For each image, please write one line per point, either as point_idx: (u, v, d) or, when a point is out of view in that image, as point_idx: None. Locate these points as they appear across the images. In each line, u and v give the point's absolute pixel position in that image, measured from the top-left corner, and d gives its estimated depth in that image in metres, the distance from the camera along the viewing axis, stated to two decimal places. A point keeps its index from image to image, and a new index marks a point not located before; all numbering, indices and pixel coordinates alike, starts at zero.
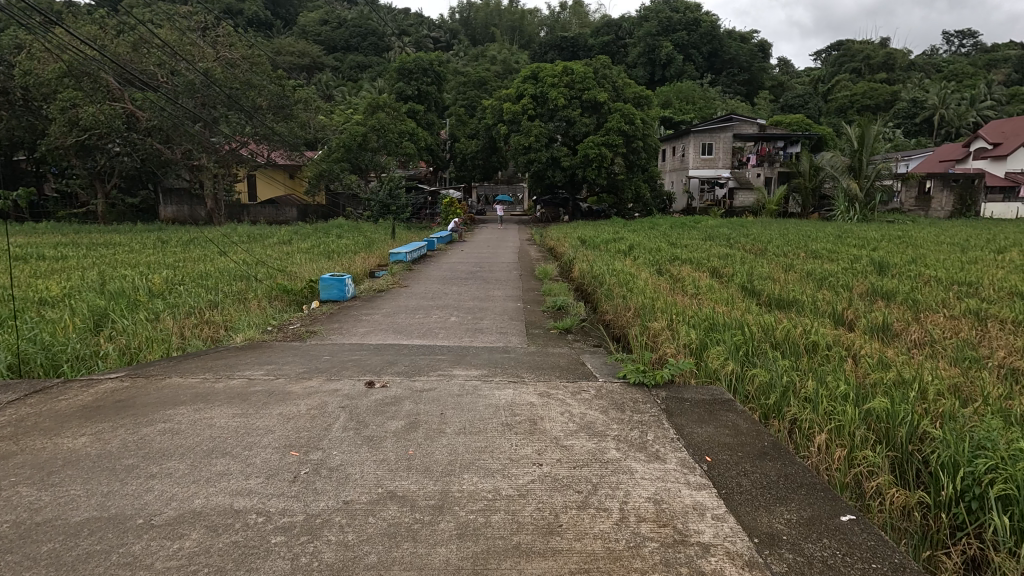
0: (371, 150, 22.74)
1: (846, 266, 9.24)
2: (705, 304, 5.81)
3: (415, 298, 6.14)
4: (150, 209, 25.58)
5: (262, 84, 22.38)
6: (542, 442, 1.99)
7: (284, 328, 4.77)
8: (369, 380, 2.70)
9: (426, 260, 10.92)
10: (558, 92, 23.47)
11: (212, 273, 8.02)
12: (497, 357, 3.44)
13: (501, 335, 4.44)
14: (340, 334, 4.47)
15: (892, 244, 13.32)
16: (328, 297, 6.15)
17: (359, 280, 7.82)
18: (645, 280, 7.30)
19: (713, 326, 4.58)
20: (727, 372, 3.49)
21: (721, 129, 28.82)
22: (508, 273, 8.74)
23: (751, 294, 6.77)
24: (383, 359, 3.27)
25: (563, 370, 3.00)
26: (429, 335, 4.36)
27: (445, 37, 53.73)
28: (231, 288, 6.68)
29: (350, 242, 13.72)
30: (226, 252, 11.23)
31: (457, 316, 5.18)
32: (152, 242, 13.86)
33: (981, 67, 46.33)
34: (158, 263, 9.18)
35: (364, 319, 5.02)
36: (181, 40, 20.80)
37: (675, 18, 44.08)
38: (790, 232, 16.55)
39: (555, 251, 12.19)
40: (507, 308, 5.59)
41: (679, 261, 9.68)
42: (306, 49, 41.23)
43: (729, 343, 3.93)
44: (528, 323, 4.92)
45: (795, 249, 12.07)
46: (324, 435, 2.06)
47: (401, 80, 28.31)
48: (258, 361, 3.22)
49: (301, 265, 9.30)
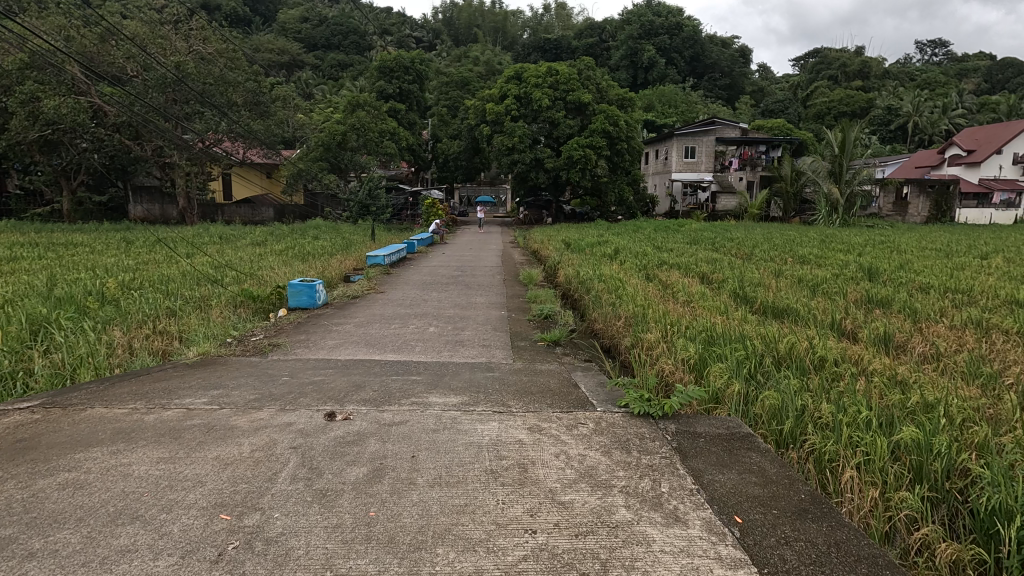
0: (350, 149, 22.21)
1: (836, 272, 9.06)
2: (698, 313, 5.53)
3: (391, 305, 5.73)
4: (119, 207, 24.67)
5: (237, 79, 21.67)
6: (536, 499, 1.64)
7: (246, 341, 4.34)
8: (330, 412, 2.30)
9: (406, 262, 10.52)
10: (542, 92, 23.19)
11: (175, 277, 7.49)
12: (481, 378, 3.07)
13: (484, 349, 4.07)
14: (306, 348, 4.05)
15: (876, 248, 13.30)
16: (297, 304, 5.71)
17: (333, 285, 7.38)
18: (633, 286, 7.00)
19: (711, 338, 4.29)
20: (732, 391, 3.19)
21: (704, 133, 28.89)
22: (491, 278, 8.36)
23: (744, 302, 6.51)
24: (350, 381, 2.88)
25: (555, 394, 2.65)
26: (405, 349, 3.96)
27: (427, 37, 53.22)
28: (192, 294, 6.18)
29: (328, 244, 13.24)
30: (195, 254, 10.66)
31: (437, 326, 4.79)
32: (117, 242, 13.20)
33: (953, 76, 47.41)
34: (118, 265, 8.61)
35: (335, 331, 4.60)
36: (151, 32, 20.02)
37: (657, 21, 44.26)
38: (773, 236, 16.51)
39: (540, 254, 11.87)
40: (491, 317, 5.23)
41: (666, 266, 9.43)
42: (286, 46, 40.41)
43: (732, 359, 3.63)
44: (513, 335, 4.56)
45: (781, 253, 11.96)
46: (266, 489, 1.67)
47: (382, 79, 27.79)
48: (205, 383, 2.79)
49: (272, 267, 8.81)
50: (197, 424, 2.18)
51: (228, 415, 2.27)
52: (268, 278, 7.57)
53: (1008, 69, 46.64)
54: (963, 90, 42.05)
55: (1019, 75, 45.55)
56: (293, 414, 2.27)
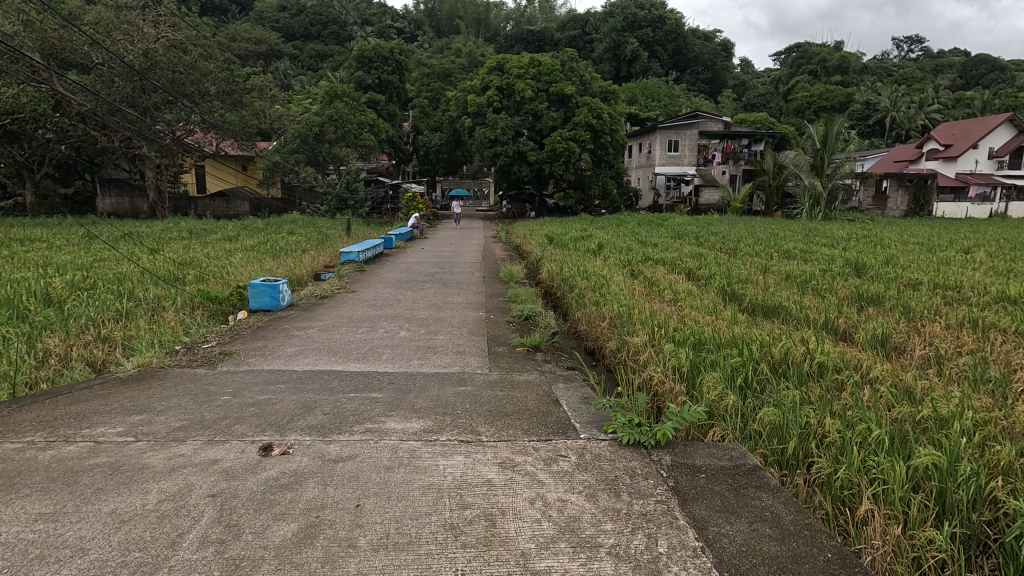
0: (328, 141, 21.60)
1: (823, 267, 8.89)
2: (686, 313, 5.28)
3: (361, 307, 5.35)
4: (87, 201, 23.77)
5: (209, 68, 20.85)
6: (507, 569, 1.33)
7: (197, 347, 3.95)
8: (267, 444, 1.96)
9: (382, 259, 10.13)
10: (525, 84, 22.83)
11: (132, 275, 7.02)
12: (451, 393, 2.73)
13: (459, 356, 3.73)
14: (261, 357, 3.66)
15: (859, 242, 13.26)
16: (259, 306, 5.31)
17: (301, 284, 6.99)
18: (617, 283, 6.73)
19: (703, 340, 4.03)
20: (726, 405, 2.91)
21: (687, 126, 28.78)
22: (470, 275, 8.01)
23: (731, 300, 6.29)
24: (301, 401, 2.52)
25: (534, 418, 2.32)
26: (369, 358, 3.60)
27: (408, 28, 52.30)
28: (148, 294, 5.72)
29: (302, 239, 12.77)
30: (159, 251, 10.13)
31: (407, 330, 4.43)
32: (78, 237, 12.55)
33: (929, 72, 48.20)
34: (72, 263, 8.07)
35: (296, 336, 4.21)
36: (117, 17, 19.12)
37: (640, 14, 43.94)
38: (757, 230, 16.42)
39: (522, 249, 11.58)
40: (468, 319, 4.89)
41: (651, 262, 9.18)
42: (262, 35, 39.29)
43: (726, 366, 3.36)
44: (490, 339, 4.21)
45: (767, 248, 11.83)
46: (165, 560, 1.32)
47: (361, 69, 27.10)
48: (130, 406, 2.42)
49: (240, 265, 8.35)
50: (102, 463, 1.81)
51: (142, 451, 1.90)
52: (233, 277, 7.13)
53: (981, 66, 47.42)
54: (939, 86, 42.63)
55: (993, 71, 46.33)
56: (220, 448, 1.92)
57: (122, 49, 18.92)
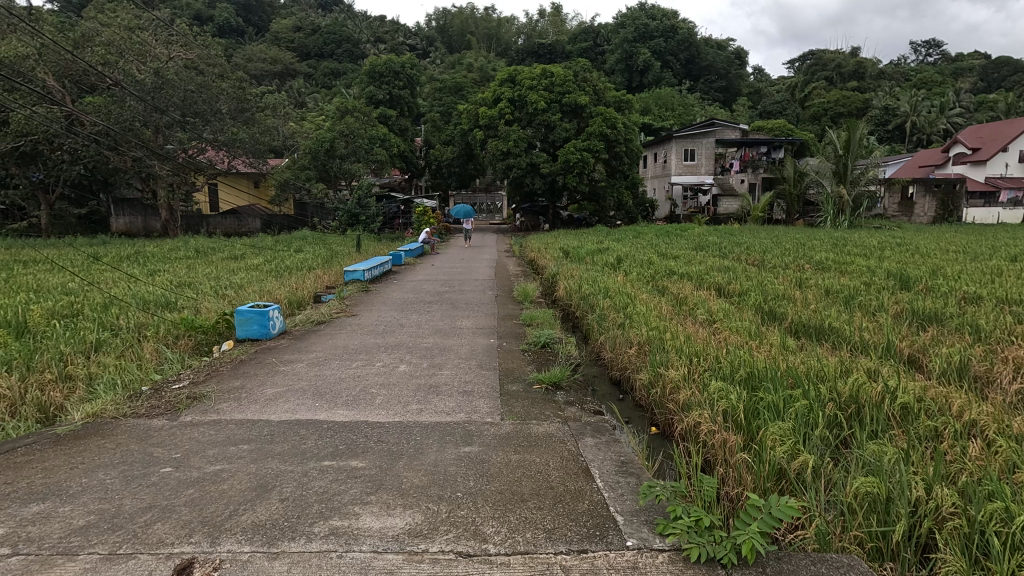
0: (339, 157, 21.30)
1: (864, 279, 8.19)
2: (724, 336, 4.70)
3: (360, 334, 4.83)
4: (101, 221, 23.79)
5: (222, 86, 20.74)
6: None
7: (165, 388, 3.42)
8: (190, 562, 1.47)
9: (389, 276, 9.64)
10: (537, 95, 22.44)
11: (119, 300, 6.56)
12: (456, 457, 2.21)
13: (468, 399, 3.16)
14: (235, 403, 3.10)
15: (893, 251, 12.47)
16: (247, 335, 4.78)
17: (299, 307, 6.51)
18: (643, 301, 6.14)
19: (753, 370, 3.45)
20: (799, 465, 2.34)
21: (703, 135, 28.17)
22: (481, 294, 7.46)
23: (770, 321, 5.68)
24: (258, 473, 1.99)
25: (559, 508, 1.83)
26: (359, 403, 3.03)
27: (420, 45, 52.56)
28: (129, 323, 5.24)
29: (310, 257, 12.38)
30: (159, 272, 9.75)
31: (408, 364, 3.87)
32: (83, 257, 12.30)
33: (949, 76, 47.06)
34: (64, 287, 7.69)
35: (281, 373, 3.67)
36: (129, 37, 19.08)
37: (652, 24, 43.59)
38: (783, 240, 15.72)
39: (537, 265, 11.05)
40: (477, 348, 4.32)
41: (675, 277, 8.58)
42: (277, 54, 39.64)
43: (793, 410, 2.77)
44: (504, 373, 3.64)
45: (795, 259, 11.17)
46: None
47: (371, 84, 26.91)
48: (38, 487, 1.91)
49: (240, 286, 7.90)
50: None
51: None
52: (228, 300, 6.66)
53: (1004, 68, 46.33)
54: (961, 89, 41.49)
55: (1015, 73, 45.11)
56: (119, 570, 1.44)
57: (135, 70, 18.85)
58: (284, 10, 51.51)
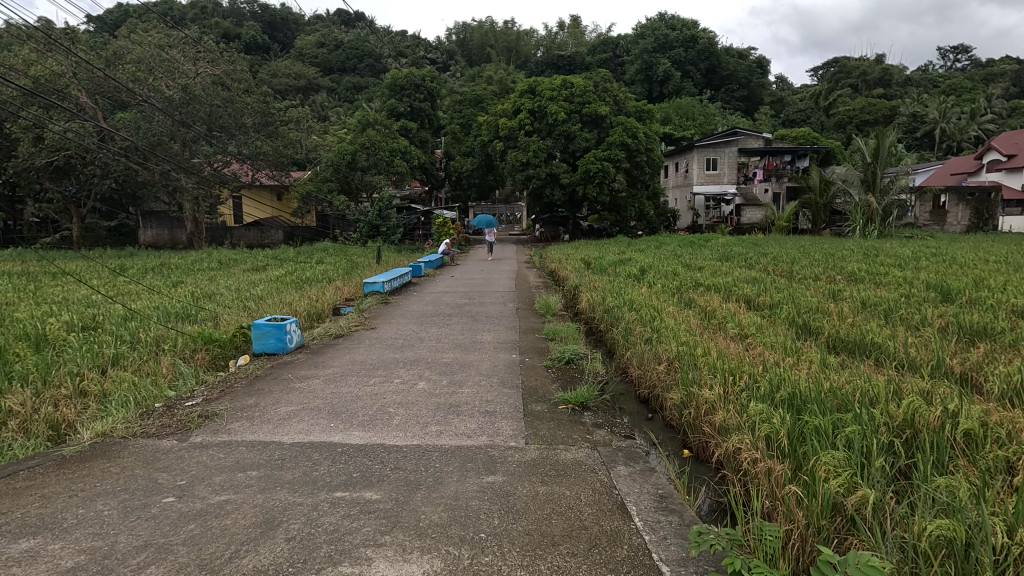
0: (361, 169, 21.44)
1: (902, 292, 7.83)
2: (758, 352, 4.47)
3: (379, 349, 4.70)
4: (129, 233, 24.29)
5: (247, 101, 21.10)
6: None
7: (177, 406, 3.31)
8: None
9: (408, 288, 9.57)
10: (557, 105, 22.38)
11: (139, 312, 6.56)
12: (479, 488, 2.04)
13: (490, 419, 2.98)
14: (247, 422, 2.96)
15: (928, 261, 11.99)
16: (263, 349, 4.67)
17: (318, 320, 6.43)
18: (671, 314, 5.92)
19: (794, 389, 3.23)
20: (859, 501, 2.12)
21: (725, 144, 27.79)
22: (502, 307, 7.29)
23: (805, 336, 5.41)
24: (265, 506, 1.85)
25: (594, 555, 1.65)
26: (376, 424, 2.87)
27: (440, 58, 53.10)
28: (147, 336, 5.18)
29: (330, 268, 12.40)
30: (180, 284, 9.79)
31: (427, 382, 3.70)
32: (110, 270, 12.50)
33: (979, 81, 45.92)
34: (87, 300, 7.74)
35: (296, 391, 3.52)
36: (159, 54, 19.50)
37: (672, 34, 43.35)
38: (811, 250, 15.31)
39: (558, 276, 10.88)
40: (499, 365, 4.14)
41: (702, 288, 8.31)
42: (301, 70, 40.41)
43: (844, 435, 2.55)
44: (528, 392, 3.46)
45: (825, 270, 10.80)
46: None
47: (392, 97, 27.17)
48: (31, 521, 1.79)
49: (260, 298, 7.86)
50: None
51: None
52: (247, 313, 6.61)
53: None
54: (993, 95, 40.36)
55: None
56: None
57: (164, 85, 19.25)
58: (307, 27, 52.54)
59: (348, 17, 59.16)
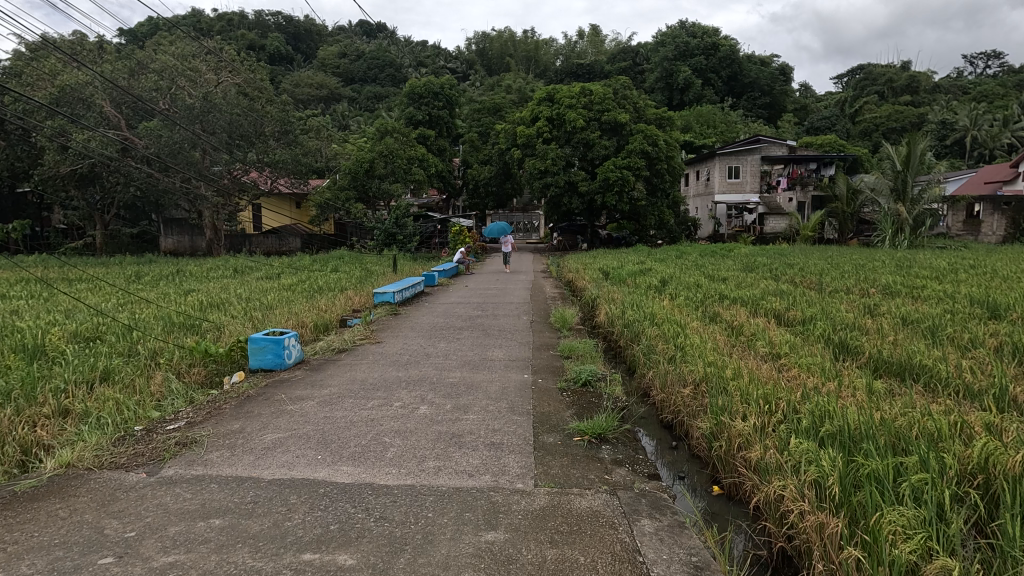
0: (378, 177, 21.37)
1: (944, 307, 7.30)
2: (794, 376, 4.06)
3: (381, 366, 4.40)
4: (151, 240, 24.61)
5: (267, 110, 21.19)
6: None
7: (158, 430, 3.05)
8: None
9: (420, 298, 9.31)
10: (576, 113, 22.11)
11: (141, 323, 6.36)
12: (474, 551, 1.76)
13: (496, 453, 2.65)
14: (228, 452, 2.69)
15: (966, 274, 11.35)
16: (260, 365, 4.41)
17: (323, 333, 6.18)
18: (695, 330, 5.53)
19: (843, 422, 2.84)
20: (939, 573, 1.76)
21: (748, 152, 27.17)
22: (516, 320, 6.98)
23: (843, 356, 4.98)
24: None
25: None
26: (367, 458, 2.57)
27: (460, 68, 53.36)
28: (145, 349, 4.97)
29: (344, 277, 12.21)
30: (190, 292, 9.66)
31: (430, 406, 3.37)
32: (126, 276, 12.49)
33: (1012, 88, 44.43)
34: (94, 307, 7.61)
35: (287, 414, 3.23)
36: (182, 64, 19.71)
37: (693, 42, 42.87)
38: (840, 261, 14.72)
39: (575, 286, 10.54)
40: (509, 387, 3.79)
41: (727, 301, 7.90)
42: (323, 80, 40.86)
43: (910, 484, 2.17)
44: (540, 421, 3.12)
45: (857, 283, 10.24)
46: None
47: (411, 105, 27.17)
48: None
49: (269, 307, 7.66)
50: None
51: None
52: (253, 323, 6.39)
53: None
54: None
55: None
56: None
57: (186, 95, 19.41)
58: (330, 39, 53.36)
59: (371, 28, 59.91)
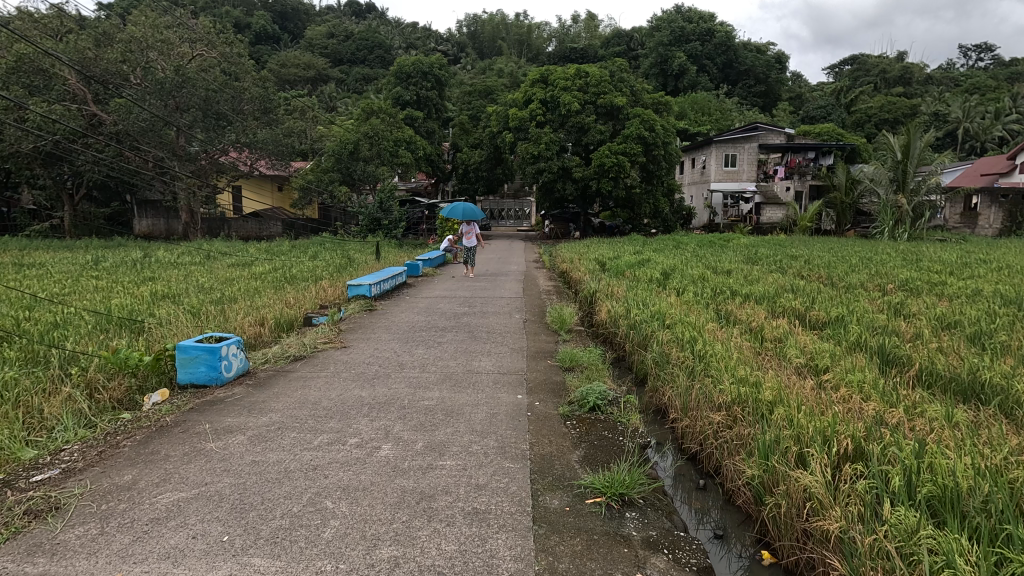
0: (364, 159, 20.25)
1: (982, 307, 6.60)
2: (846, 399, 3.33)
3: (340, 382, 3.57)
4: (126, 222, 23.50)
5: (245, 86, 19.96)
6: None
7: (15, 485, 2.21)
8: None
9: (401, 291, 8.49)
10: (570, 96, 21.14)
11: (67, 319, 5.44)
12: None
13: (480, 533, 1.87)
14: (97, 530, 1.87)
15: (981, 269, 10.68)
16: (191, 379, 3.59)
17: (284, 332, 5.39)
18: (714, 335, 4.77)
19: (954, 482, 2.09)
20: None
21: (746, 139, 26.50)
22: (508, 318, 6.19)
23: (887, 369, 4.26)
24: None
25: None
26: (295, 544, 1.78)
27: (451, 50, 51.98)
28: (56, 354, 4.07)
29: (322, 265, 11.33)
30: (143, 280, 8.67)
31: (391, 448, 2.53)
32: (83, 262, 11.50)
33: (1003, 80, 43.96)
34: (25, 299, 6.67)
35: (204, 458, 2.43)
36: (153, 35, 18.38)
37: (689, 27, 41.84)
38: (845, 253, 14.03)
39: (571, 278, 9.79)
40: (498, 414, 3.00)
41: (740, 298, 7.16)
42: (309, 60, 39.38)
43: None
44: (541, 471, 2.36)
45: (869, 278, 9.54)
46: None
47: (399, 85, 26.07)
48: None
49: (229, 301, 6.77)
50: None
51: None
52: (206, 318, 5.53)
53: None
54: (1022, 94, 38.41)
55: None
56: None
57: (158, 68, 18.12)
58: (318, 18, 51.83)
59: (359, 8, 58.47)
